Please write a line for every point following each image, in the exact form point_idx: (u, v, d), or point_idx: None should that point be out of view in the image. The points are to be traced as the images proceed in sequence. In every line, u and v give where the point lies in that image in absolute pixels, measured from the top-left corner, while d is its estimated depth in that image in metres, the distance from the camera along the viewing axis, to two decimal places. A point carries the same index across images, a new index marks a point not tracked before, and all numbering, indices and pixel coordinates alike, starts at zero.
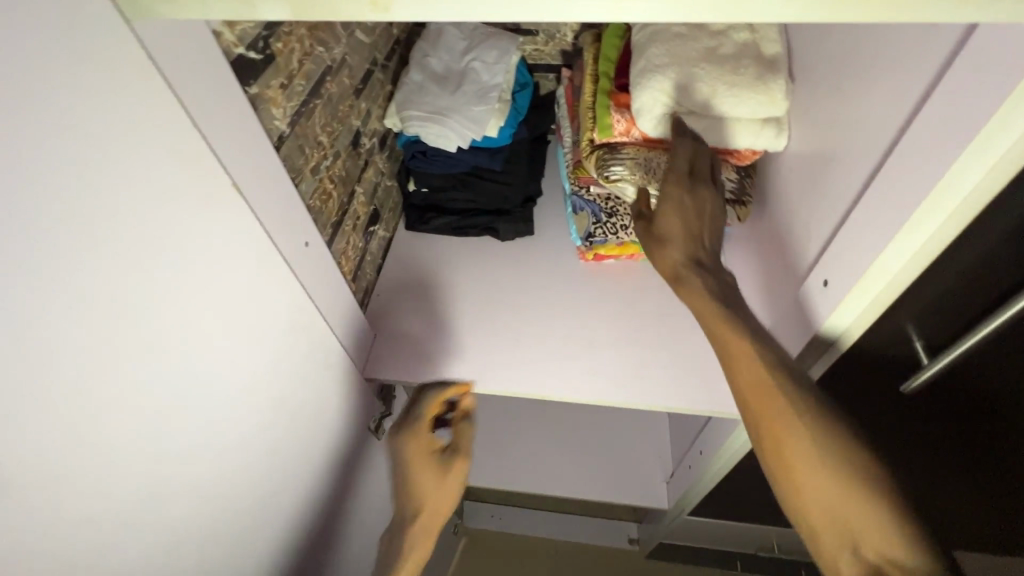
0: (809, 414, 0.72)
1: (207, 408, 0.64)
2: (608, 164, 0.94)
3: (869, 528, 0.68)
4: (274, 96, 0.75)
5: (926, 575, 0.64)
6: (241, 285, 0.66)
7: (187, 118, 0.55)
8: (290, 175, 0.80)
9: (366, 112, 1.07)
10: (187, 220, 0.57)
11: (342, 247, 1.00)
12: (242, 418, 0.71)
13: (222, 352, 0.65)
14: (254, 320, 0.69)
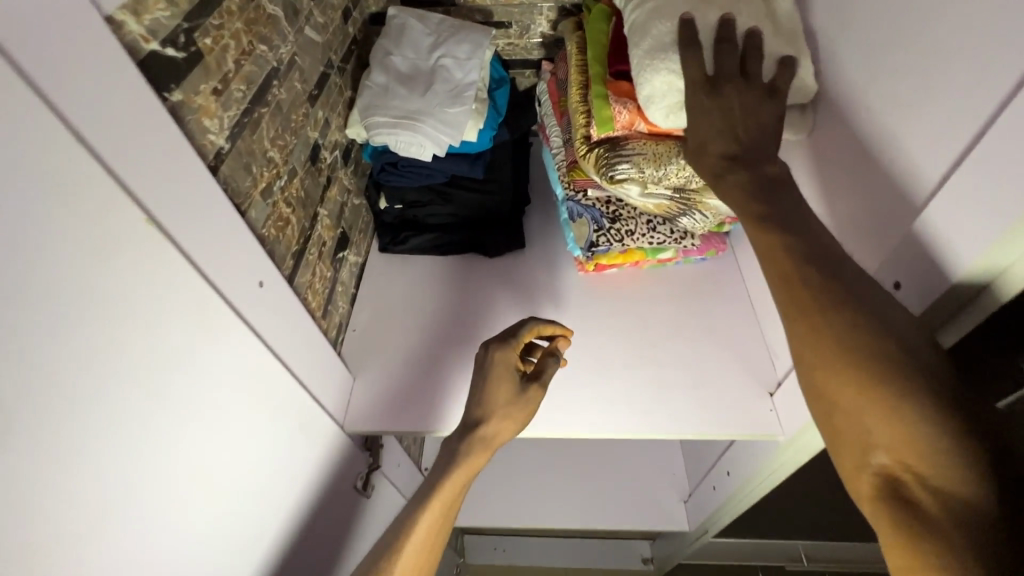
0: (847, 302, 0.57)
1: (129, 514, 0.49)
2: (611, 163, 0.82)
3: (902, 444, 0.50)
4: (206, 104, 0.60)
5: (966, 507, 0.46)
6: (168, 347, 0.51)
7: (64, 134, 0.40)
8: (234, 201, 0.65)
9: (325, 121, 0.93)
10: (75, 274, 0.42)
11: (308, 281, 0.85)
12: (185, 515, 0.55)
13: (146, 437, 0.50)
14: (192, 389, 0.54)
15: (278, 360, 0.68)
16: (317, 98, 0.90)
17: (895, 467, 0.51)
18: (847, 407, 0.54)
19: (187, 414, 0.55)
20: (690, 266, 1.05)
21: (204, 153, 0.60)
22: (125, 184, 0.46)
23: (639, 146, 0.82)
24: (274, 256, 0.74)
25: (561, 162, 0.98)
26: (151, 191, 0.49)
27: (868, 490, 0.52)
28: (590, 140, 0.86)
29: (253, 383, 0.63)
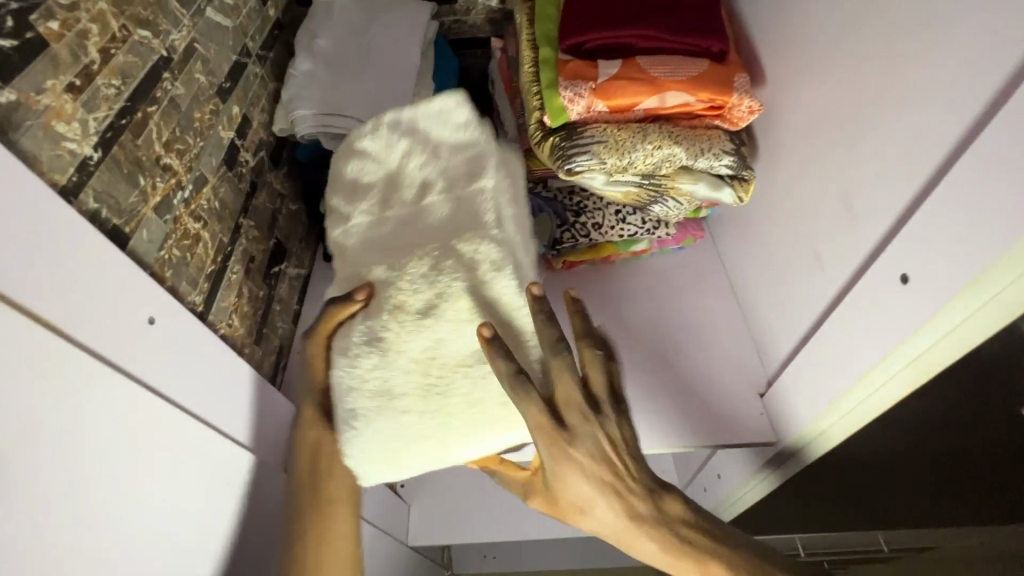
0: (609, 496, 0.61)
1: None
2: (568, 152, 0.72)
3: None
4: (57, 105, 0.48)
5: None
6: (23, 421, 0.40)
7: None
8: (114, 221, 0.54)
9: (242, 118, 0.81)
10: None
11: (233, 305, 0.73)
12: None
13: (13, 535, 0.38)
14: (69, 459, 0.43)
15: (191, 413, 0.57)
16: (231, 91, 0.78)
17: None
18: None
19: (80, 500, 0.44)
20: (666, 257, 0.96)
21: (59, 167, 0.48)
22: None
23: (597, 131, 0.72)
24: (179, 283, 0.62)
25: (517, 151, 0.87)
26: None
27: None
28: (545, 126, 0.76)
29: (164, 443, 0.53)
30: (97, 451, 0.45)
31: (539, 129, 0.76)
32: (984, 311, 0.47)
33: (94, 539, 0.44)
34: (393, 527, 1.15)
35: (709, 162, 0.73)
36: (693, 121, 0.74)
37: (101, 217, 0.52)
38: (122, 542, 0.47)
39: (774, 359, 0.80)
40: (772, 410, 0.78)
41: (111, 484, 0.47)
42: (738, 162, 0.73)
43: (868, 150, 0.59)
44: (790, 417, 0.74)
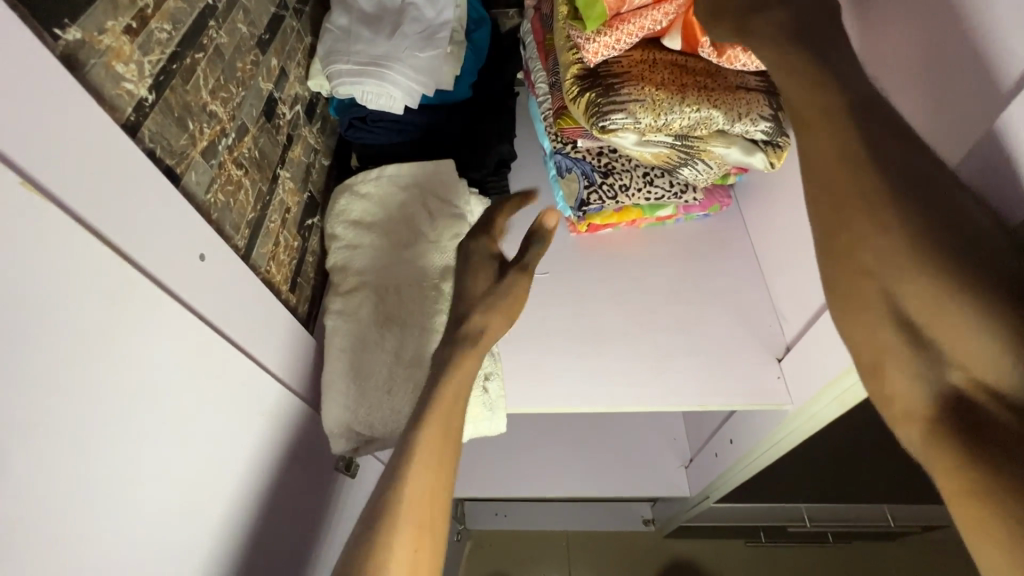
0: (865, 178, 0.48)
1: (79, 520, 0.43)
2: (604, 109, 0.73)
3: (953, 335, 0.45)
4: (116, 46, 0.50)
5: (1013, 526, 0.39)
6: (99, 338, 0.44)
7: None
8: (166, 161, 0.56)
9: (280, 71, 0.82)
10: None
11: (270, 251, 0.76)
12: (154, 513, 0.50)
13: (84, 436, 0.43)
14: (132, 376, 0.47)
15: (238, 352, 0.61)
16: (270, 43, 0.80)
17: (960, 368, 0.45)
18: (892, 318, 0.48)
19: (138, 413, 0.48)
20: (691, 224, 0.96)
21: (118, 106, 0.51)
22: (14, 145, 0.39)
23: (633, 88, 0.72)
24: (223, 226, 0.66)
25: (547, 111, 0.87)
26: (45, 161, 0.41)
27: (925, 413, 0.47)
28: (583, 82, 0.76)
29: (211, 371, 0.57)
30: (153, 373, 0.50)
31: (572, 89, 0.77)
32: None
33: (151, 450, 0.49)
34: None
35: (743, 125, 0.73)
36: (733, 82, 0.74)
37: (156, 155, 0.55)
38: (170, 457, 0.52)
39: (796, 324, 0.81)
40: (788, 374, 0.79)
41: (164, 402, 0.51)
42: (775, 128, 0.74)
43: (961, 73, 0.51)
44: (805, 382, 0.75)
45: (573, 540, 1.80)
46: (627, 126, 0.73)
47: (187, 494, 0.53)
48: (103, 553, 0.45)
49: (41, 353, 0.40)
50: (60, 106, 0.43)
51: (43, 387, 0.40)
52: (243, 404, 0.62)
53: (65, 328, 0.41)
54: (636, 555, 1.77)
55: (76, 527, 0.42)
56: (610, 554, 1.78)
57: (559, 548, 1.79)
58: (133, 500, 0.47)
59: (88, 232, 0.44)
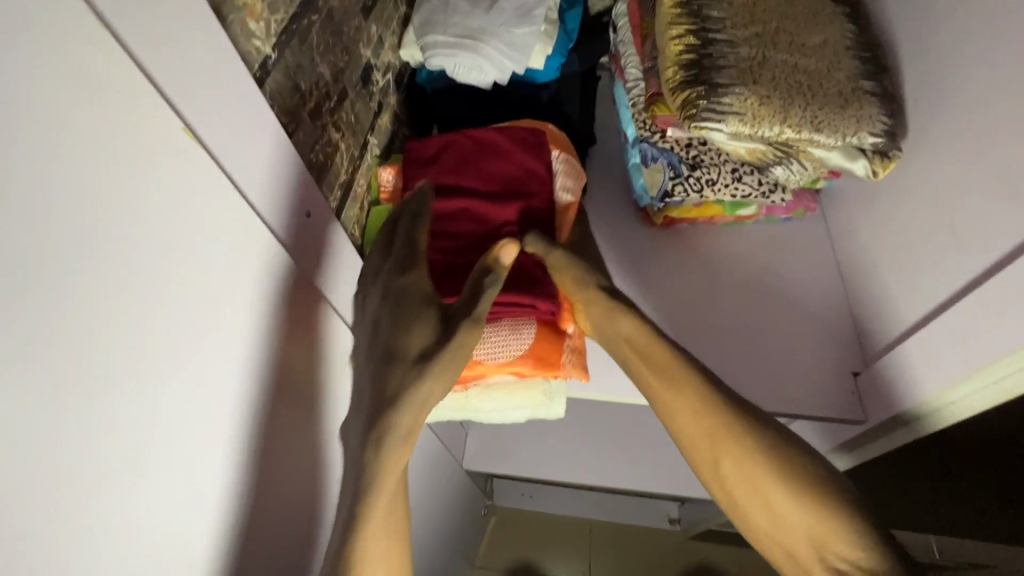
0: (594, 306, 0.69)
1: (220, 418, 0.51)
2: (711, 106, 0.72)
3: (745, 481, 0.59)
4: (251, 3, 0.52)
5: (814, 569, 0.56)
6: (234, 269, 0.51)
7: (120, 45, 0.39)
8: (281, 119, 0.59)
9: (377, 39, 0.83)
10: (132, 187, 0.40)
11: (354, 216, 0.78)
12: (254, 432, 0.56)
13: (220, 350, 0.50)
14: (253, 309, 0.54)
15: (314, 293, 0.64)
16: (372, 10, 0.81)
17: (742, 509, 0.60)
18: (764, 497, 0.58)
19: (230, 342, 0.52)
20: (771, 226, 0.93)
21: (249, 61, 0.53)
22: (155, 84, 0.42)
23: (739, 88, 0.73)
24: (321, 186, 0.68)
25: (637, 98, 0.85)
26: (201, 111, 0.46)
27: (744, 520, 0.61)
28: (686, 73, 0.75)
29: (309, 315, 0.64)
30: (243, 304, 0.53)
31: (674, 77, 0.75)
32: (984, 391, 0.61)
33: (267, 371, 0.57)
34: (452, 447, 1.23)
35: (851, 136, 0.71)
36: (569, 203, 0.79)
37: (275, 112, 0.58)
38: (279, 385, 0.59)
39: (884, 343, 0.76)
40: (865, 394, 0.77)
41: (251, 335, 0.54)
42: (883, 148, 0.72)
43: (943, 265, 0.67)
44: (883, 402, 0.73)
45: (597, 529, 1.81)
46: (724, 128, 0.73)
47: (283, 422, 0.60)
48: (228, 456, 0.52)
49: (156, 274, 0.43)
50: (195, 51, 0.45)
51: (160, 304, 0.44)
52: (316, 350, 0.65)
53: (185, 257, 0.45)
54: (658, 553, 1.77)
55: (179, 444, 0.46)
56: (632, 547, 1.78)
57: (583, 536, 1.80)
58: (225, 425, 0.51)
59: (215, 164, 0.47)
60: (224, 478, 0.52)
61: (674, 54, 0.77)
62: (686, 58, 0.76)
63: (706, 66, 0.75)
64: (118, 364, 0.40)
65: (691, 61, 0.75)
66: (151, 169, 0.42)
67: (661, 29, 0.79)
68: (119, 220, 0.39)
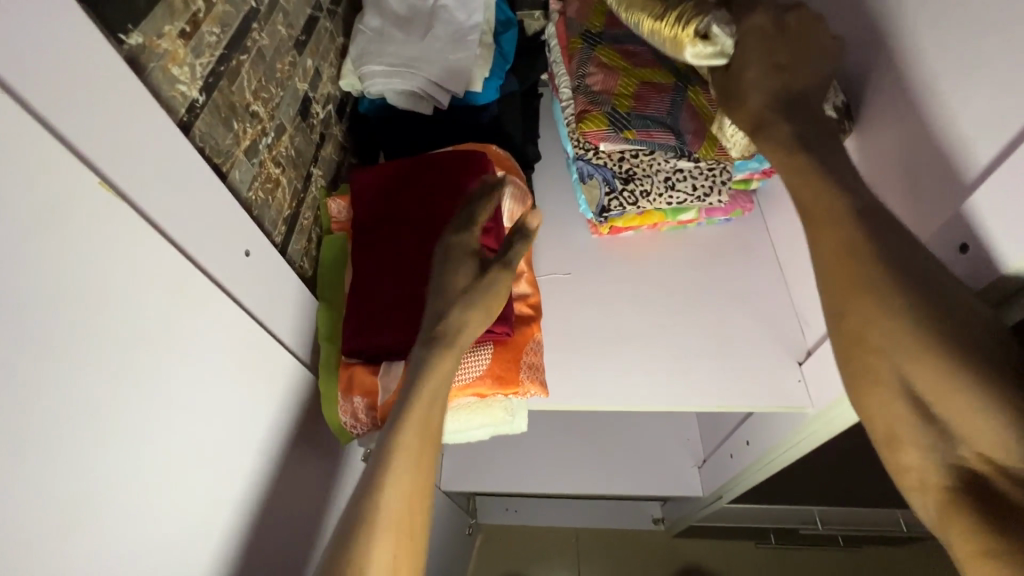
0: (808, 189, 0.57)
1: (159, 469, 0.49)
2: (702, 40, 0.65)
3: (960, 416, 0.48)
4: (172, 50, 0.53)
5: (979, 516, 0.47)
6: (170, 315, 0.50)
7: (27, 109, 0.38)
8: (213, 159, 0.59)
9: (314, 72, 0.84)
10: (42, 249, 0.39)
11: (302, 248, 0.78)
12: (203, 479, 0.54)
13: (157, 397, 0.49)
14: (192, 353, 0.53)
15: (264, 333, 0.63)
16: (306, 45, 0.82)
17: (953, 447, 0.49)
18: (903, 389, 0.51)
19: (171, 397, 0.50)
20: (712, 228, 0.96)
21: (173, 106, 0.53)
22: (67, 138, 0.41)
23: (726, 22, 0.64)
24: (263, 222, 0.68)
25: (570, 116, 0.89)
26: (120, 166, 0.45)
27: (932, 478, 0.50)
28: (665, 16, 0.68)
29: (258, 353, 0.62)
30: (182, 357, 0.52)
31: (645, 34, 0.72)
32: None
33: (213, 416, 0.56)
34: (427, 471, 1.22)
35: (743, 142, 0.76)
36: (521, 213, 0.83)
37: (205, 154, 0.58)
38: (227, 428, 0.58)
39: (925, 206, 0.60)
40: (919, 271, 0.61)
41: (194, 381, 0.53)
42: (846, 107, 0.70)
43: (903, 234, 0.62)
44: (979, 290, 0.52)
45: (583, 537, 1.81)
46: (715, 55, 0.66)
47: (232, 468, 0.58)
48: (174, 509, 0.50)
49: (81, 336, 0.42)
50: (111, 103, 0.45)
51: (90, 365, 0.42)
52: (268, 392, 0.65)
53: (111, 309, 0.44)
54: (645, 556, 1.78)
55: (115, 509, 0.44)
56: (618, 552, 1.79)
57: (570, 546, 1.80)
58: (167, 481, 0.50)
59: (141, 216, 0.47)
60: (170, 536, 0.50)
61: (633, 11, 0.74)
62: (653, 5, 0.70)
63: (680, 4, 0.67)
64: (40, 426, 0.39)
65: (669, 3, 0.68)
66: (70, 223, 0.41)
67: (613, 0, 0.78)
68: (38, 284, 0.39)
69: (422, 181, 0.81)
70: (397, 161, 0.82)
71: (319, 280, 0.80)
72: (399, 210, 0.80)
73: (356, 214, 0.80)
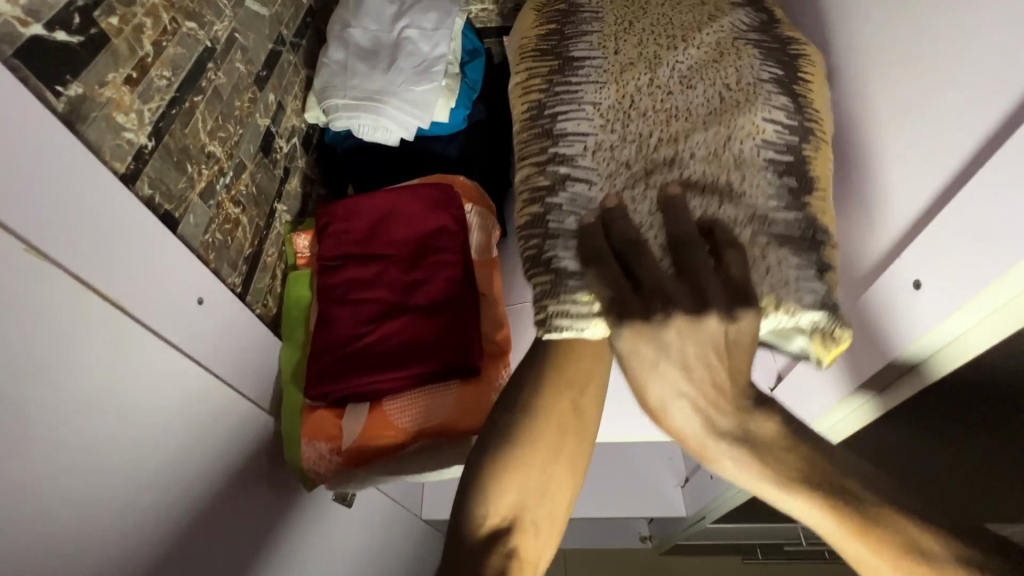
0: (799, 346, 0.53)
1: (101, 536, 0.47)
2: (547, 318, 0.50)
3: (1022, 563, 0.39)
4: (117, 97, 0.51)
5: None
6: (103, 373, 0.48)
7: None
8: (164, 205, 0.57)
9: (277, 106, 0.83)
10: None
11: (264, 287, 0.76)
12: (156, 541, 0.52)
13: (96, 461, 0.47)
14: (130, 411, 0.51)
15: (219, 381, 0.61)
16: (268, 79, 0.81)
17: None
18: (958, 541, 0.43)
19: (106, 459, 0.49)
20: None
21: (119, 155, 0.52)
22: None
23: (612, 278, 0.43)
24: (221, 264, 0.66)
25: None
26: (51, 225, 0.44)
27: None
28: (558, 280, 0.50)
29: (212, 403, 0.61)
30: (121, 413, 0.50)
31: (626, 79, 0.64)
32: (988, 325, 0.41)
33: (163, 473, 0.54)
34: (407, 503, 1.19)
35: None
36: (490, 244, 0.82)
37: (155, 201, 0.56)
38: (183, 485, 0.55)
39: (857, 274, 0.56)
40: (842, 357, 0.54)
41: (139, 438, 0.51)
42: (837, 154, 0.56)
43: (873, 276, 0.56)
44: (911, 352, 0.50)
45: (570, 557, 1.79)
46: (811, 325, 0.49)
47: (194, 526, 0.56)
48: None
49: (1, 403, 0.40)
50: (42, 158, 0.44)
51: (9, 436, 0.41)
52: (225, 443, 0.63)
53: (32, 375, 0.43)
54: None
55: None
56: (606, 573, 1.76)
57: (558, 568, 1.77)
58: (113, 547, 0.48)
59: (69, 274, 0.45)
60: None
61: (722, 57, 0.59)
62: (531, 240, 0.54)
63: (676, 138, 0.55)
64: None
65: (546, 199, 0.55)
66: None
67: (590, 125, 0.57)
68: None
69: (391, 215, 0.80)
70: (365, 194, 0.81)
71: (284, 318, 0.78)
72: (368, 246, 0.79)
73: (323, 250, 0.79)
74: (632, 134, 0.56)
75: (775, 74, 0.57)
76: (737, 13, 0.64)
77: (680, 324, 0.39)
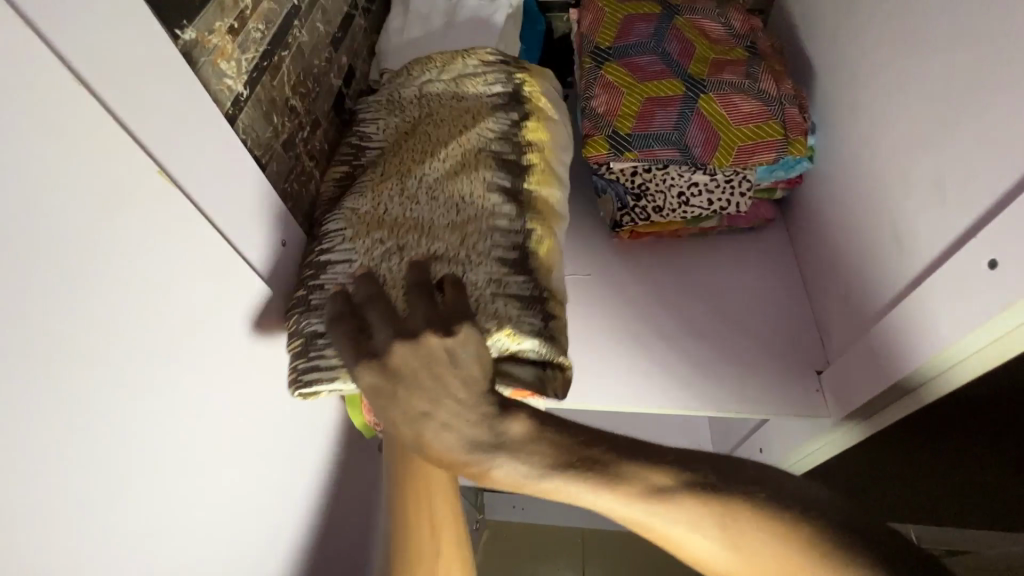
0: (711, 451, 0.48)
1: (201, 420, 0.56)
2: (301, 375, 0.60)
3: None
4: (221, 45, 0.55)
5: None
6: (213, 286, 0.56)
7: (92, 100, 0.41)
8: (254, 152, 0.61)
9: (349, 68, 0.86)
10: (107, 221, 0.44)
11: None
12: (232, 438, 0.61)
13: (206, 352, 0.57)
14: (227, 323, 0.59)
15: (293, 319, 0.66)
16: (343, 41, 0.84)
17: None
18: None
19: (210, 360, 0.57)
20: (733, 235, 0.96)
21: (220, 100, 0.56)
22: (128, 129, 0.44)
23: (373, 322, 0.54)
24: (296, 213, 0.70)
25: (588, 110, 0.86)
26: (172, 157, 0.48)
27: None
28: (310, 343, 0.60)
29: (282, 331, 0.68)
30: (221, 323, 0.58)
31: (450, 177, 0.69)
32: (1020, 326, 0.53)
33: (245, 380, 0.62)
34: None
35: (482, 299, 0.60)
36: None
37: (247, 147, 0.60)
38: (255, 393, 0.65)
39: (883, 276, 0.73)
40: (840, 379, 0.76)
41: (229, 346, 0.60)
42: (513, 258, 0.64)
43: (875, 286, 0.74)
44: (875, 361, 0.71)
45: (587, 537, 1.82)
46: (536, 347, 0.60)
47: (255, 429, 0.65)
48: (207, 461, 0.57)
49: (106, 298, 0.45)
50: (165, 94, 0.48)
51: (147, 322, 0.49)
52: (278, 368, 0.68)
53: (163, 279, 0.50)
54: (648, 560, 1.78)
55: (141, 464, 0.49)
56: (621, 554, 1.79)
57: (573, 545, 1.81)
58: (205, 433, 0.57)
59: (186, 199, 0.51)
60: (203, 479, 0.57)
61: (461, 168, 0.69)
62: (295, 316, 0.63)
63: (412, 230, 0.65)
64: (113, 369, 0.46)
65: (309, 276, 0.64)
66: (118, 196, 0.45)
67: (349, 220, 0.67)
68: (66, 248, 0.42)
69: None
70: None
71: None
72: None
73: None
74: (382, 217, 0.66)
75: (502, 130, 0.73)
76: (494, 116, 0.74)
77: (402, 350, 0.51)
